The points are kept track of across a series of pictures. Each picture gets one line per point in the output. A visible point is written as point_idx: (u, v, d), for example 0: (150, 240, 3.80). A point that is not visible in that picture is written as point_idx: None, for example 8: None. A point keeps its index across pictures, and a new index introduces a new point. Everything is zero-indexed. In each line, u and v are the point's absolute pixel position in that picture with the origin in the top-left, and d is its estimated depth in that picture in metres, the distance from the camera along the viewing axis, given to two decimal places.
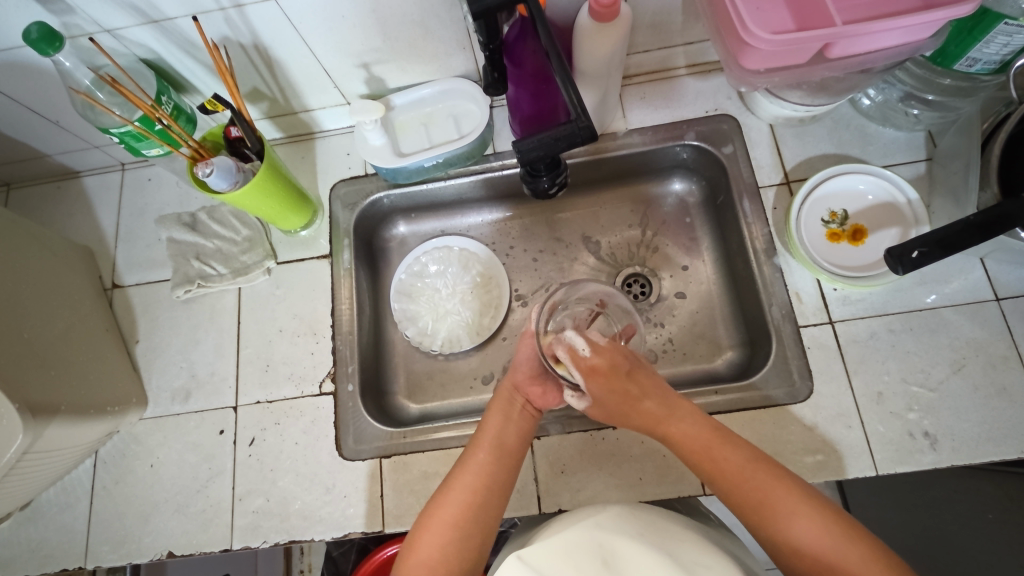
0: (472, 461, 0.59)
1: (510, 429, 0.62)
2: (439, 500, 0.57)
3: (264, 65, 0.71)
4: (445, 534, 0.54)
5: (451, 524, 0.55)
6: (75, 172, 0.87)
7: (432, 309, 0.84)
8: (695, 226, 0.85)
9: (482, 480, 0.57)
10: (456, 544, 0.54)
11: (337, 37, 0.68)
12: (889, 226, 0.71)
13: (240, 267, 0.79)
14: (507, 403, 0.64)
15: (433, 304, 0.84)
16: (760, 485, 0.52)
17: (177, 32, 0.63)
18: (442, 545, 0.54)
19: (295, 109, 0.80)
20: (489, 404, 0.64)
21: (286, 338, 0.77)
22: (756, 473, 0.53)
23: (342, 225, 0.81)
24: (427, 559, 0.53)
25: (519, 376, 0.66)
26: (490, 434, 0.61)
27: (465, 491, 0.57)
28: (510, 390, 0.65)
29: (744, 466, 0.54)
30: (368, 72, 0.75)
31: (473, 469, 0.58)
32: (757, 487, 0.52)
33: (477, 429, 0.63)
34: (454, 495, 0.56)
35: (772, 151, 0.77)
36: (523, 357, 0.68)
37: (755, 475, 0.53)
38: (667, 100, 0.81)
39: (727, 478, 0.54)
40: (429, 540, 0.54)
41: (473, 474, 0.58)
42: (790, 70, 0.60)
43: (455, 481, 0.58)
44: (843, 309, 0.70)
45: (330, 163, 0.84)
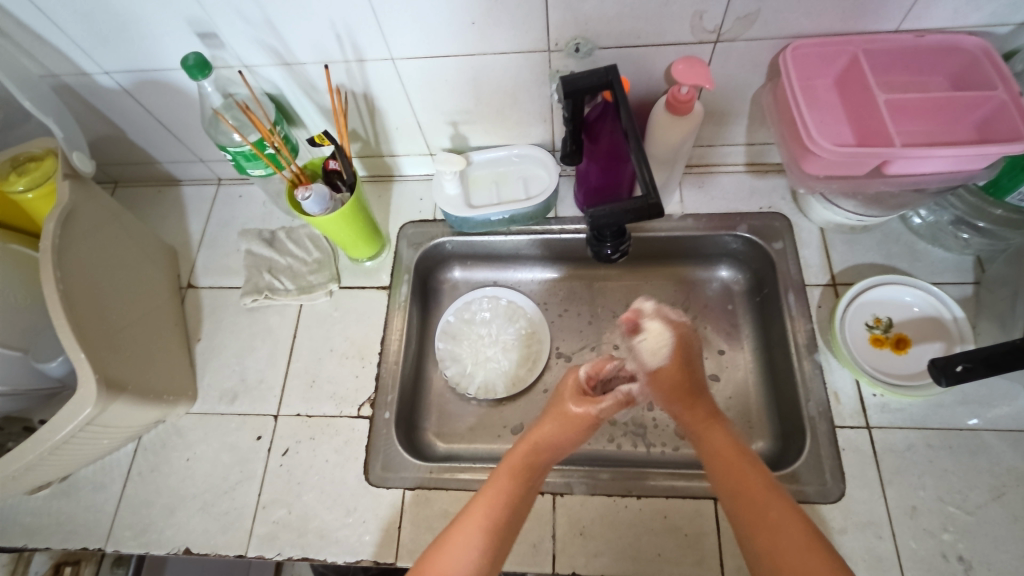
0: (472, 519, 0.59)
1: (518, 497, 0.61)
2: (441, 556, 0.57)
3: (367, 112, 0.79)
4: None
5: None
6: (176, 180, 0.96)
7: (475, 355, 0.88)
8: (737, 313, 0.88)
9: (486, 539, 0.58)
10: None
11: (437, 97, 0.76)
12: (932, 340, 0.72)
13: (306, 285, 0.85)
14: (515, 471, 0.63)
15: (477, 350, 0.88)
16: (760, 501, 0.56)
17: (303, 75, 0.72)
18: None
19: (382, 153, 0.89)
20: (494, 471, 0.64)
21: (335, 357, 0.81)
22: (782, 516, 0.55)
23: (404, 261, 0.87)
24: None
25: (541, 441, 0.65)
26: (493, 500, 0.60)
27: (468, 546, 0.57)
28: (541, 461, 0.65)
29: (784, 504, 0.56)
30: (454, 129, 0.83)
31: (474, 525, 0.58)
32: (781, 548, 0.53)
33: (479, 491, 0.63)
34: (462, 551, 0.57)
35: (821, 253, 0.80)
36: (549, 420, 0.67)
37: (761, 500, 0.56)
38: (723, 193, 0.86)
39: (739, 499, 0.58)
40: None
41: (476, 531, 0.58)
42: (847, 179, 0.64)
43: (456, 534, 0.58)
44: (880, 416, 0.70)
45: (403, 205, 0.91)
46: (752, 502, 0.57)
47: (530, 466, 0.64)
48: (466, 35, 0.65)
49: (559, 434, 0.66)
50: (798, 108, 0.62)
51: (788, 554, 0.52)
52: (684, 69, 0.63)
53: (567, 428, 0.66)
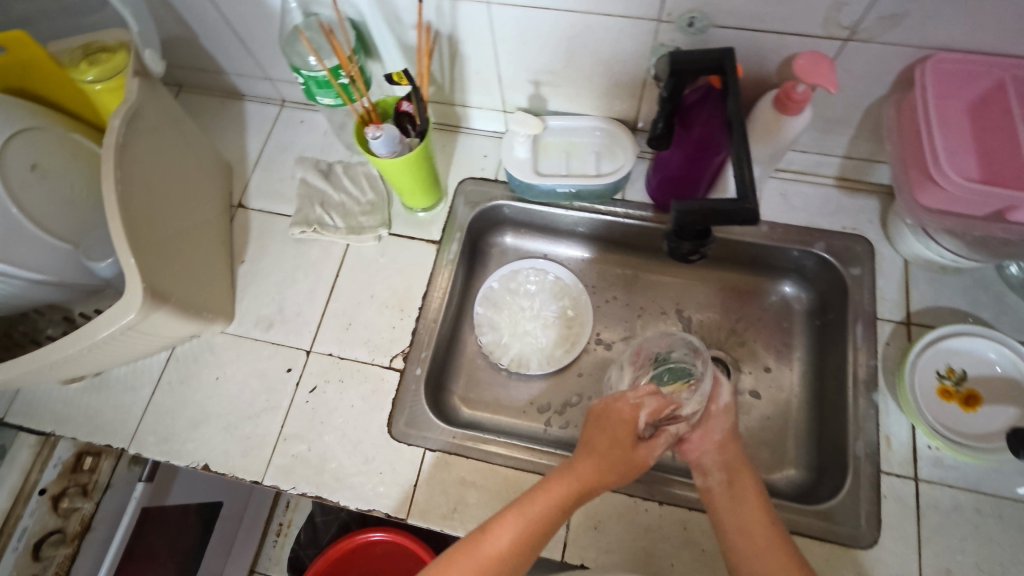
0: (518, 515, 0.56)
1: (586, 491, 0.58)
2: (480, 542, 0.55)
3: (448, 55, 0.75)
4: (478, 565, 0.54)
5: (489, 562, 0.54)
6: (240, 95, 0.94)
7: (516, 327, 0.86)
8: (792, 332, 0.83)
9: (533, 531, 0.55)
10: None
11: (526, 51, 0.71)
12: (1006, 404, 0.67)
13: (356, 226, 0.83)
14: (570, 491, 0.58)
15: (518, 324, 0.86)
16: None
17: (391, 4, 0.67)
18: None
19: (454, 102, 0.84)
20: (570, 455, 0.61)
21: (375, 304, 0.79)
22: None
23: (458, 219, 0.84)
24: None
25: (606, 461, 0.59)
26: (560, 486, 0.58)
27: (507, 542, 0.55)
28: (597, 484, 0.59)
29: None
30: (535, 89, 0.78)
31: (514, 523, 0.56)
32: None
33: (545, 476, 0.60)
34: (497, 550, 0.54)
35: (900, 287, 0.75)
36: (603, 437, 0.61)
37: None
38: (806, 205, 0.80)
39: None
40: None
41: (527, 523, 0.56)
42: (959, 219, 0.59)
43: (499, 525, 0.56)
44: (931, 470, 0.66)
45: (466, 159, 0.87)
46: None
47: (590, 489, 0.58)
48: None
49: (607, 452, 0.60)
50: (928, 136, 0.58)
51: None
52: (806, 65, 0.57)
53: (615, 465, 0.59)
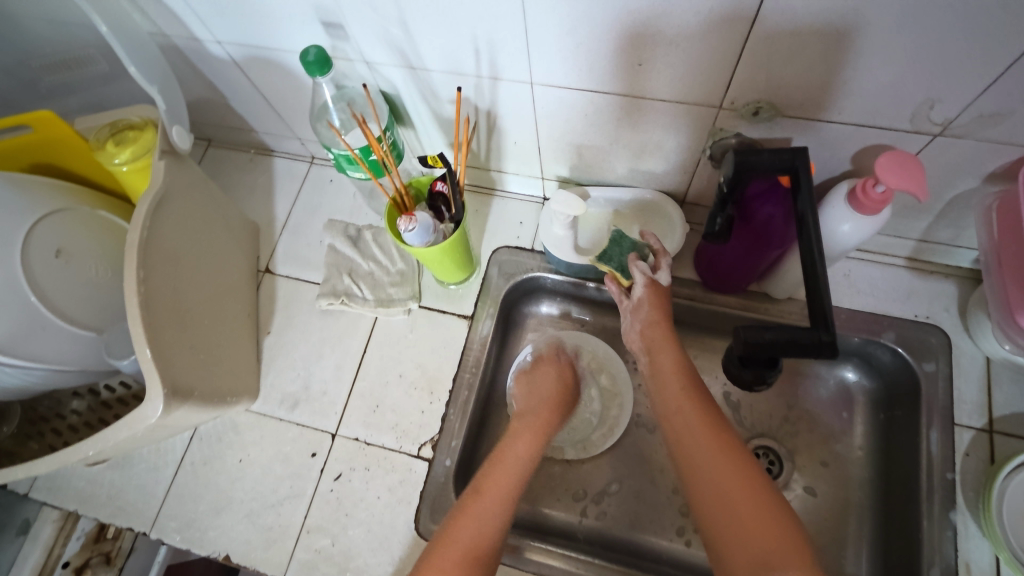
0: (498, 461, 0.64)
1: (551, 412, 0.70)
2: (492, 470, 0.63)
3: (486, 128, 0.71)
4: (495, 486, 0.61)
5: (500, 478, 0.62)
6: (268, 151, 0.92)
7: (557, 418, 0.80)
8: (853, 423, 0.75)
9: (524, 451, 0.65)
10: (479, 551, 0.56)
11: (569, 128, 0.66)
12: None
13: (385, 298, 0.79)
14: (540, 429, 0.68)
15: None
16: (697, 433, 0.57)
17: (426, 81, 0.64)
18: (488, 506, 0.59)
19: (489, 168, 0.80)
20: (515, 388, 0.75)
21: (403, 385, 0.75)
22: (708, 451, 0.55)
23: (492, 291, 0.79)
24: (471, 521, 0.58)
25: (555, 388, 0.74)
26: (540, 414, 0.70)
27: (502, 478, 0.62)
28: (545, 412, 0.70)
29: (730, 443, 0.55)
30: (577, 162, 0.73)
31: (500, 466, 0.63)
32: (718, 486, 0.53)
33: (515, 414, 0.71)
34: (490, 494, 0.60)
35: (981, 388, 0.68)
36: (539, 372, 0.75)
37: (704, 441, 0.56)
38: (872, 288, 0.74)
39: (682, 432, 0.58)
40: (465, 522, 0.58)
41: (519, 445, 0.65)
42: None
43: (489, 468, 0.63)
44: None
45: (501, 227, 0.83)
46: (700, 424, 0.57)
47: (543, 420, 0.69)
48: (628, 76, 0.55)
49: (530, 393, 0.73)
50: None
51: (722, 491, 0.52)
52: (887, 164, 0.50)
53: (547, 406, 0.70)
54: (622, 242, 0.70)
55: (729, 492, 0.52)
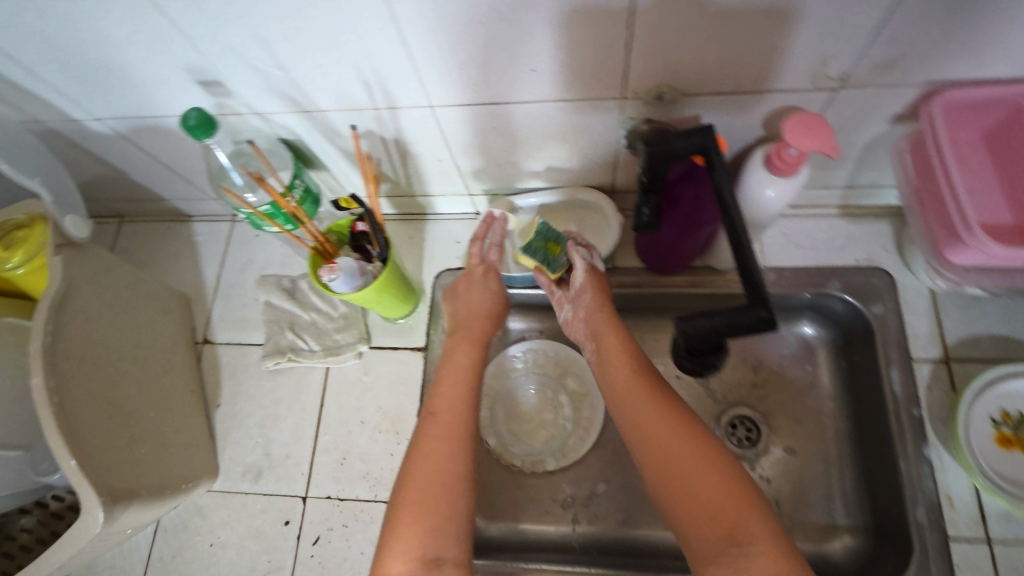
0: (450, 377, 0.57)
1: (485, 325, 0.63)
2: (437, 407, 0.54)
3: (398, 156, 0.68)
4: (444, 421, 0.53)
5: (452, 409, 0.53)
6: (187, 217, 0.88)
7: (534, 430, 0.79)
8: (819, 375, 0.76)
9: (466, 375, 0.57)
10: (445, 485, 0.48)
11: (480, 141, 0.64)
12: None
13: (332, 345, 0.76)
14: (477, 336, 0.62)
15: (538, 420, 0.79)
16: (643, 416, 0.51)
17: (324, 121, 0.61)
18: (450, 443, 0.51)
19: (414, 194, 0.78)
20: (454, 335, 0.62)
21: (366, 431, 0.73)
22: (663, 434, 0.48)
23: (442, 314, 0.75)
24: (431, 463, 0.49)
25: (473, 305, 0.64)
26: (472, 320, 0.63)
27: (454, 407, 0.54)
28: (480, 318, 0.63)
29: (681, 422, 0.49)
30: (499, 172, 0.71)
31: (449, 383, 0.56)
32: (675, 462, 0.46)
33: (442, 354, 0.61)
34: (446, 414, 0.53)
35: (931, 321, 0.69)
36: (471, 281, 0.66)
37: (659, 424, 0.49)
38: (812, 242, 0.74)
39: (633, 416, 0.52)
40: (428, 459, 0.50)
41: (458, 377, 0.57)
42: (996, 271, 0.53)
43: (438, 396, 0.55)
44: (1003, 527, 0.60)
45: (439, 250, 0.81)
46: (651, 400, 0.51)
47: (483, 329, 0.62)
48: (523, 81, 0.54)
49: (461, 307, 0.65)
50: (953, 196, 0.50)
51: (686, 479, 0.45)
52: (795, 125, 0.50)
53: (478, 317, 0.63)
54: (550, 231, 0.67)
55: (694, 468, 0.45)
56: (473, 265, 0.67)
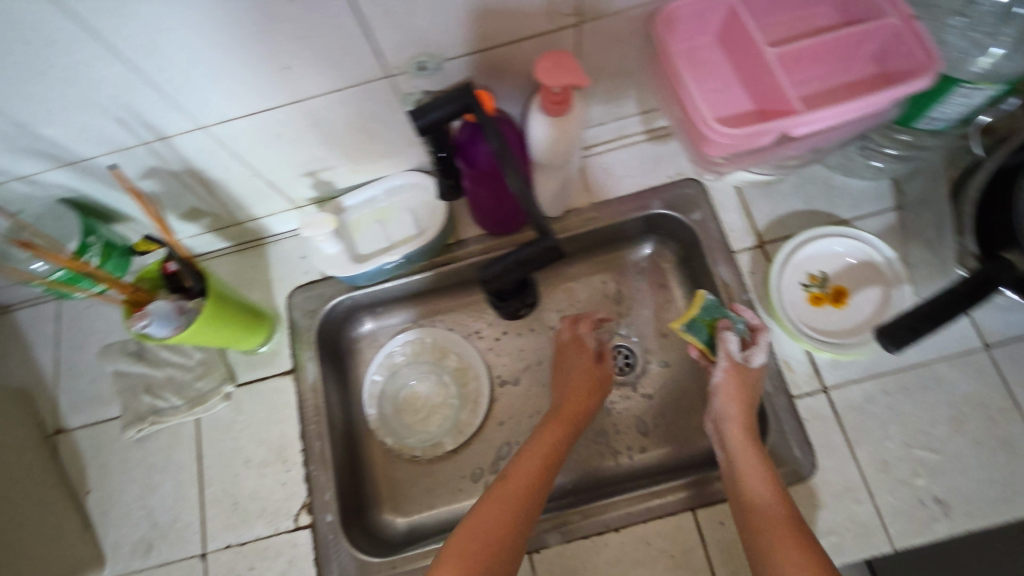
0: (529, 463, 0.62)
1: (561, 434, 0.66)
2: (510, 476, 0.61)
3: (199, 186, 0.66)
4: (503, 503, 0.59)
5: (511, 494, 0.59)
6: (6, 307, 0.80)
7: (428, 416, 0.80)
8: (671, 288, 0.82)
9: (541, 460, 0.62)
10: (492, 558, 0.55)
11: (276, 152, 0.63)
12: (869, 285, 0.69)
13: (196, 396, 0.73)
14: (569, 424, 0.67)
15: (430, 407, 0.81)
16: (750, 467, 0.59)
17: (97, 171, 0.59)
18: (498, 514, 0.58)
19: (240, 221, 0.75)
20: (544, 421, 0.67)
21: (253, 469, 0.71)
22: (752, 482, 0.58)
23: (303, 333, 0.75)
24: (473, 545, 0.56)
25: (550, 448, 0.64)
26: (546, 446, 0.64)
27: (525, 481, 0.61)
28: (571, 419, 0.67)
29: (765, 471, 0.58)
30: (314, 179, 0.71)
31: (532, 461, 0.62)
32: (748, 478, 0.58)
33: (528, 441, 0.66)
34: (514, 481, 0.60)
35: (741, 213, 0.75)
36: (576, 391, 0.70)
37: (745, 477, 0.59)
38: (629, 170, 0.78)
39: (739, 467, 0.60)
40: (475, 529, 0.57)
41: (533, 460, 0.62)
42: (752, 156, 0.58)
43: (518, 466, 0.62)
44: (835, 374, 0.68)
45: (285, 270, 0.78)
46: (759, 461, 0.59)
47: (577, 413, 0.68)
48: (283, 84, 0.53)
49: (564, 378, 0.72)
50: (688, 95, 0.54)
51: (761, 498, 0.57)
52: (547, 68, 0.53)
53: (583, 388, 0.70)
54: (713, 309, 0.67)
55: (763, 503, 0.56)
56: (578, 332, 0.74)
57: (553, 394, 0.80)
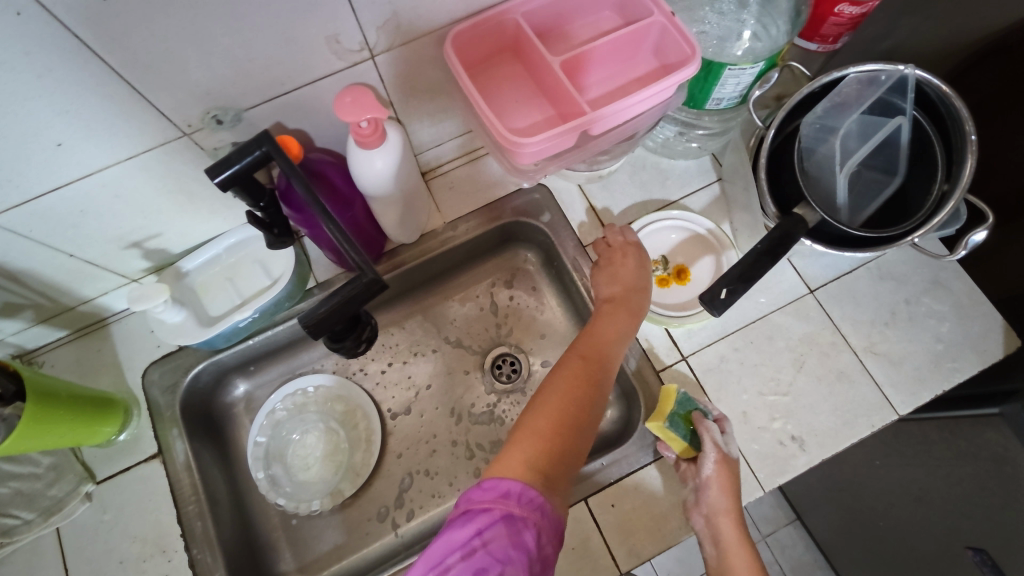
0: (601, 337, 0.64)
1: (620, 328, 0.65)
2: (578, 362, 0.60)
3: (5, 279, 0.61)
4: (572, 388, 0.58)
5: (586, 378, 0.59)
6: None
7: (326, 464, 0.78)
8: (541, 289, 0.85)
9: (593, 352, 0.62)
10: (563, 434, 0.55)
11: (86, 229, 0.59)
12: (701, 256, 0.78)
13: (51, 504, 0.66)
14: (621, 311, 0.67)
15: (324, 456, 0.78)
16: (733, 545, 0.61)
17: None
18: (568, 394, 0.57)
19: (70, 306, 0.69)
20: (603, 312, 0.67)
21: (129, 569, 0.65)
22: (736, 558, 0.61)
23: (166, 410, 0.71)
24: (546, 417, 0.56)
25: (610, 341, 0.64)
26: (609, 333, 0.65)
27: (598, 359, 0.61)
28: (623, 314, 0.66)
29: (746, 552, 0.61)
30: (142, 248, 0.67)
31: (599, 342, 0.63)
32: (732, 558, 0.61)
33: (586, 331, 0.65)
34: (589, 362, 0.61)
35: (586, 208, 0.79)
36: (620, 314, 0.66)
37: (731, 552, 0.61)
38: (478, 185, 0.80)
39: (723, 545, 0.62)
40: (558, 403, 0.56)
41: (594, 350, 0.62)
42: (562, 156, 0.61)
43: (587, 344, 0.63)
44: (690, 342, 0.73)
45: (134, 348, 0.73)
46: (741, 535, 0.62)
47: (631, 305, 0.67)
48: (65, 160, 0.50)
49: (609, 268, 0.70)
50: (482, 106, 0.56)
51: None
52: (348, 102, 0.54)
53: (631, 292, 0.68)
54: (687, 402, 0.66)
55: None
56: (619, 241, 0.72)
57: (446, 414, 0.80)
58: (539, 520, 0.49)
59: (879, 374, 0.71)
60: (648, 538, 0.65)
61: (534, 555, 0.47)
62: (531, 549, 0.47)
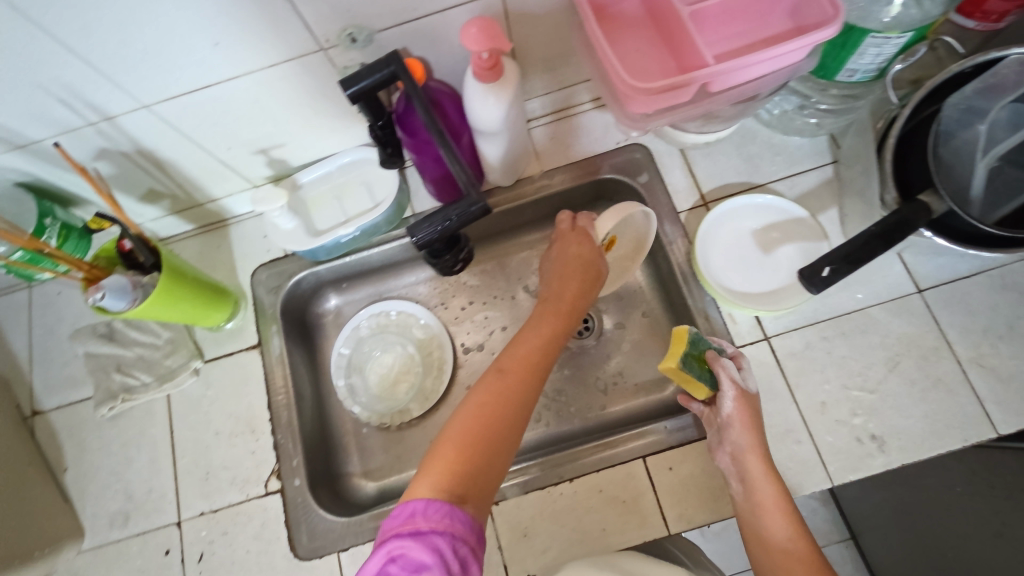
0: (530, 341, 0.60)
1: (556, 330, 0.62)
2: (504, 368, 0.57)
3: (153, 166, 0.68)
4: (494, 397, 0.55)
5: (509, 388, 0.56)
6: None
7: (397, 384, 0.83)
8: None
9: (527, 353, 0.59)
10: (483, 445, 0.51)
11: (225, 129, 0.65)
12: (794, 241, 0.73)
13: (166, 372, 0.76)
14: (561, 315, 0.63)
15: (397, 375, 0.83)
16: (757, 479, 0.59)
17: (46, 153, 0.62)
18: (483, 409, 0.54)
19: (199, 202, 0.77)
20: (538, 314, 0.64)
21: (223, 440, 0.73)
22: (763, 497, 0.59)
23: (268, 309, 0.78)
24: (463, 433, 0.52)
25: (545, 344, 0.60)
26: (545, 334, 0.61)
27: (527, 364, 0.58)
28: (567, 313, 0.64)
29: (776, 492, 0.58)
30: (267, 156, 0.73)
31: (524, 352, 0.59)
32: (759, 492, 0.59)
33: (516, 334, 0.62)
34: (512, 370, 0.57)
35: (686, 173, 0.78)
36: (551, 316, 0.63)
37: (756, 485, 0.59)
38: (579, 139, 0.80)
39: (748, 482, 0.60)
40: (474, 414, 0.53)
41: (525, 355, 0.59)
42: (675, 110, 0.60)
43: (511, 352, 0.59)
44: (776, 324, 0.71)
45: (248, 248, 0.80)
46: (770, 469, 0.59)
47: (575, 305, 0.65)
48: (221, 59, 0.55)
49: (562, 260, 0.68)
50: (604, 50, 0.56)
51: (766, 521, 0.58)
52: (471, 31, 0.55)
53: (576, 283, 0.66)
54: (700, 343, 0.63)
55: (774, 505, 0.58)
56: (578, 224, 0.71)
57: None
58: (451, 525, 0.45)
59: (982, 388, 0.66)
60: (701, 506, 0.65)
61: (452, 559, 0.43)
62: (449, 555, 0.43)
